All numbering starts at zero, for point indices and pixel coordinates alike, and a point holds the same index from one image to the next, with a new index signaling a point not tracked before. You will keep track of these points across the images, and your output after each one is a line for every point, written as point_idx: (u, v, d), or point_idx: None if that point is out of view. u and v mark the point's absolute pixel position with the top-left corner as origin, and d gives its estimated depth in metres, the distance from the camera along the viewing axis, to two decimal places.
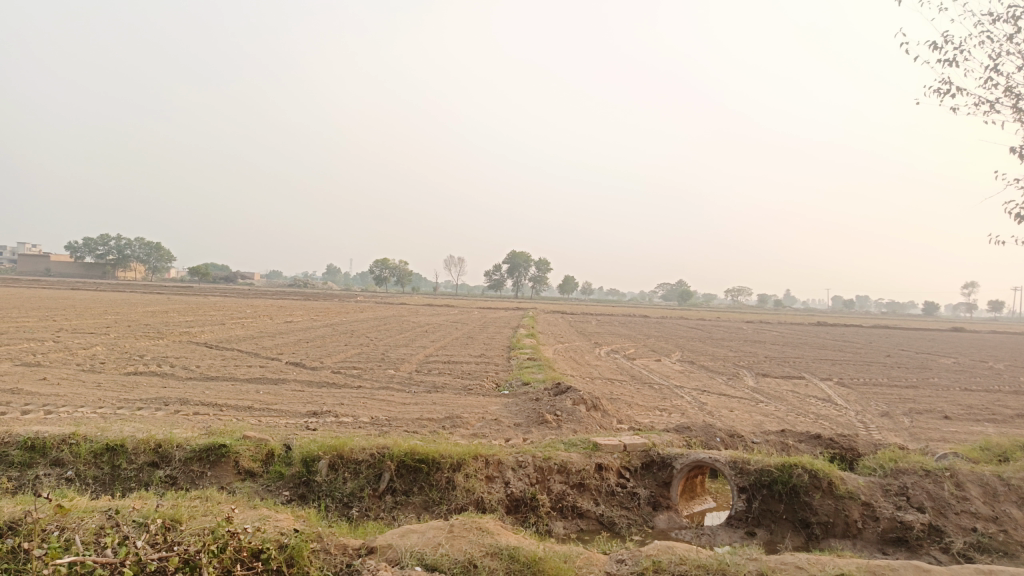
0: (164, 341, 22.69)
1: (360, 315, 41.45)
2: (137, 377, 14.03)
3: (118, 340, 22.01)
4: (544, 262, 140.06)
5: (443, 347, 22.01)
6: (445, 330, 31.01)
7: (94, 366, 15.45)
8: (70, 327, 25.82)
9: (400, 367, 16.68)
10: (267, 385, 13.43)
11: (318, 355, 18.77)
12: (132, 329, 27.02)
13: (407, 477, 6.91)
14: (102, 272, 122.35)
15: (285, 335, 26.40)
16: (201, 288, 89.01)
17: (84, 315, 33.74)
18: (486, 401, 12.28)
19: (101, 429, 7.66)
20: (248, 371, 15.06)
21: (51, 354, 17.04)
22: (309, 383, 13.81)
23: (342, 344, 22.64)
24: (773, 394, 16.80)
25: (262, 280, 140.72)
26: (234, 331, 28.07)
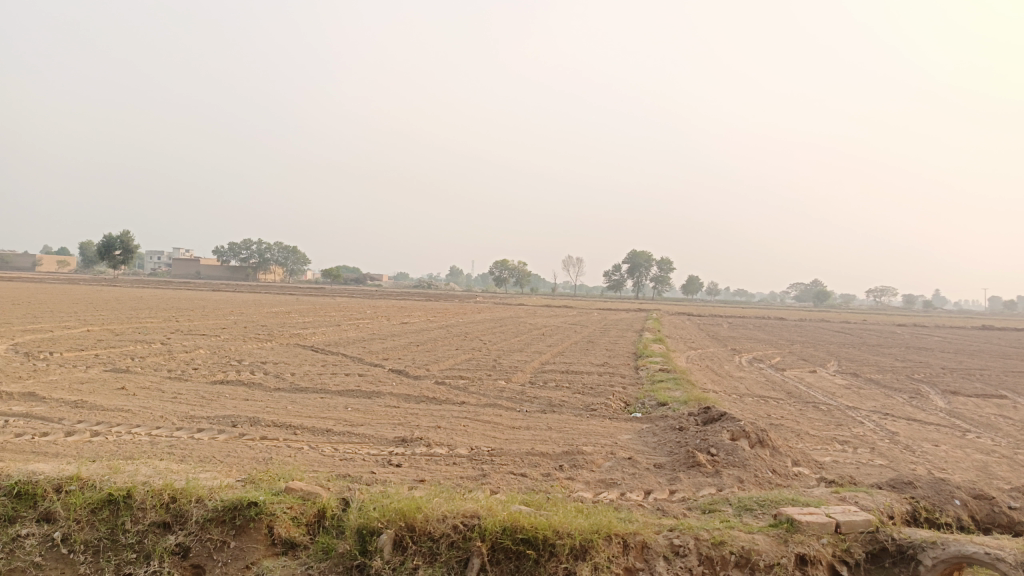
0: (271, 344, 21.65)
1: (475, 317, 39.76)
2: (222, 386, 12.61)
3: (225, 342, 21.12)
4: (666, 260, 134.92)
5: (561, 354, 19.62)
6: (563, 332, 28.65)
7: (183, 373, 14.22)
8: (183, 328, 25.47)
9: (512, 377, 14.51)
10: (358, 399, 11.56)
11: (423, 362, 16.87)
12: (246, 330, 26.47)
13: (506, 567, 4.62)
14: (243, 273, 129.46)
15: (394, 338, 24.93)
16: (328, 289, 92.03)
17: (207, 316, 34.00)
18: (615, 427, 9.80)
19: (113, 468, 5.82)
20: (343, 381, 13.31)
21: (149, 359, 16.05)
22: (406, 397, 11.84)
23: (452, 348, 20.74)
24: (979, 420, 13.26)
25: (387, 282, 144.21)
26: (344, 333, 26.95)
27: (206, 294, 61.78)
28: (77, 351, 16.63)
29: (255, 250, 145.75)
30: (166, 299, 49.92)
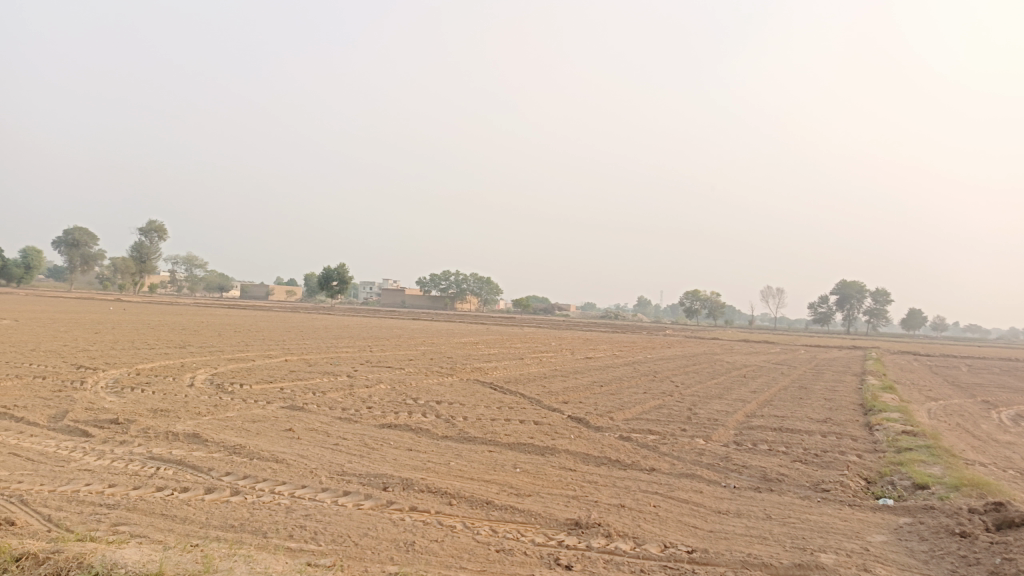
0: (452, 379, 20.83)
1: (665, 353, 36.95)
2: (388, 431, 11.58)
3: (405, 376, 20.57)
4: (883, 291, 121.49)
5: (770, 404, 16.73)
6: (769, 375, 25.35)
7: (354, 412, 13.44)
8: (373, 359, 25.65)
9: (713, 435, 12.14)
10: (529, 456, 9.89)
11: (607, 409, 14.89)
12: (430, 362, 26.14)
13: None
14: (440, 303, 135.46)
15: (579, 376, 23.19)
16: (518, 318, 93.23)
17: (399, 346, 34.57)
18: (861, 522, 7.29)
19: (207, 563, 4.60)
20: (516, 431, 11.75)
21: (327, 395, 15.62)
22: (585, 457, 9.98)
23: (640, 393, 18.53)
24: None
25: (576, 312, 143.79)
26: (528, 368, 25.74)
27: (402, 323, 64.63)
28: (265, 383, 16.69)
29: (453, 281, 152.76)
30: (368, 328, 52.62)
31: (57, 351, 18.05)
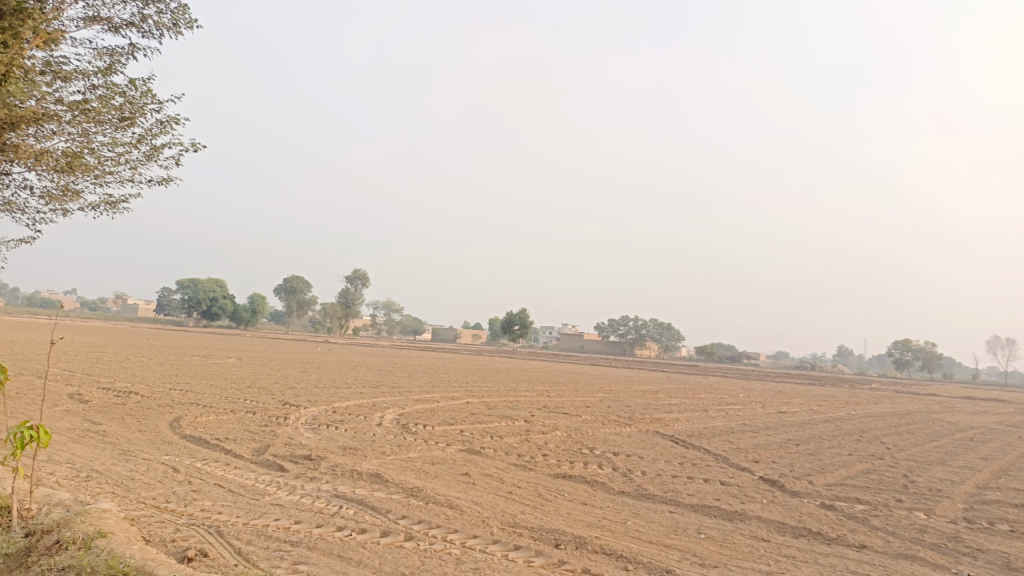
0: (631, 429, 20.07)
1: (871, 410, 33.32)
2: (562, 481, 11.21)
3: (583, 424, 20.14)
4: None
5: (1007, 475, 14.26)
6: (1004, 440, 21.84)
7: (530, 459, 13.22)
8: (552, 405, 25.51)
9: (936, 509, 10.44)
10: (714, 521, 9.03)
11: (804, 472, 13.43)
12: (610, 411, 25.50)
13: None
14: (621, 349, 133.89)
15: (770, 432, 21.41)
16: (702, 366, 89.53)
17: (579, 393, 34.27)
18: None
19: None
20: (699, 491, 10.86)
21: (505, 440, 15.57)
22: (779, 525, 8.93)
23: (843, 454, 16.60)
24: None
25: (767, 361, 135.58)
26: (714, 421, 24.26)
27: (582, 369, 64.47)
28: (446, 426, 17.02)
29: (635, 327, 150.67)
30: (549, 373, 52.96)
31: (267, 387, 19.73)
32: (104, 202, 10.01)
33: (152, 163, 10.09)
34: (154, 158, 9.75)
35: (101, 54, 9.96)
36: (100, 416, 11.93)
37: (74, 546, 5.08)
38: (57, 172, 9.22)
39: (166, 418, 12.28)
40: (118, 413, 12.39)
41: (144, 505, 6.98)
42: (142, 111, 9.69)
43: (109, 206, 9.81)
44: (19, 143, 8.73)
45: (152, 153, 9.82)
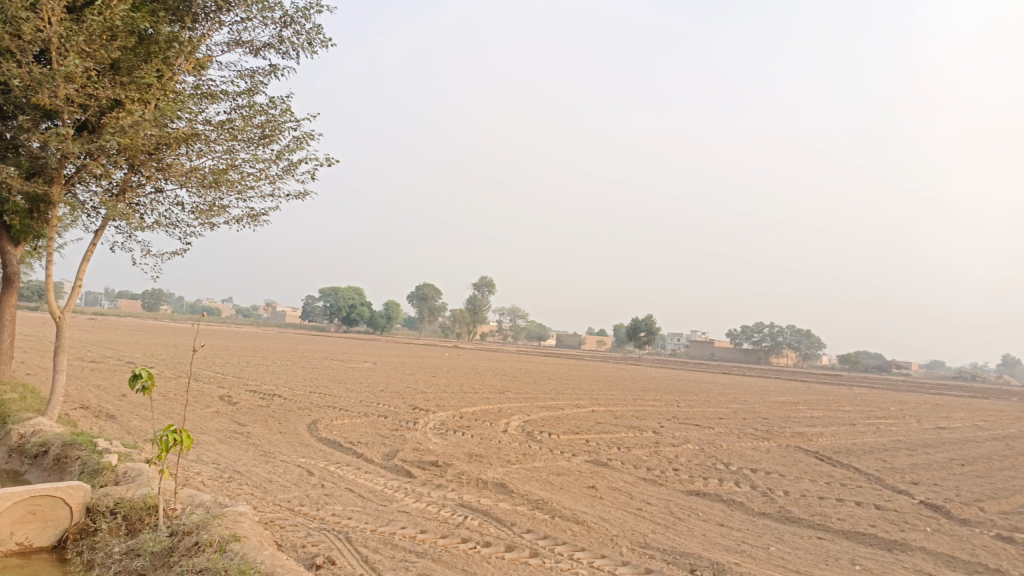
0: (769, 444, 18.88)
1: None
2: (696, 498, 10.58)
3: (716, 437, 19.17)
4: None
5: None
6: None
7: (661, 474, 12.63)
8: (682, 416, 24.57)
9: None
10: (870, 551, 8.16)
11: (973, 498, 12.00)
12: (745, 423, 24.20)
13: None
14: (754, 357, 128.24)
15: (928, 450, 19.48)
16: (846, 376, 84.07)
17: (710, 403, 32.90)
18: None
19: None
20: (850, 516, 9.90)
21: (634, 452, 15.02)
22: (948, 560, 7.94)
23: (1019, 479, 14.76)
24: None
25: (918, 371, 125.39)
26: (862, 437, 22.43)
27: (713, 377, 62.19)
28: (573, 435, 16.68)
29: (770, 333, 144.00)
30: (679, 381, 51.37)
31: (399, 392, 20.16)
32: (246, 216, 10.48)
33: (290, 177, 10.47)
34: (291, 173, 10.10)
35: (244, 76, 10.46)
36: (246, 418, 12.55)
37: (211, 548, 5.11)
38: (204, 188, 9.73)
39: (305, 420, 12.74)
40: (260, 415, 12.97)
41: (278, 507, 6.87)
42: (280, 128, 10.07)
43: (251, 220, 10.25)
44: (171, 162, 9.28)
45: (289, 168, 10.18)
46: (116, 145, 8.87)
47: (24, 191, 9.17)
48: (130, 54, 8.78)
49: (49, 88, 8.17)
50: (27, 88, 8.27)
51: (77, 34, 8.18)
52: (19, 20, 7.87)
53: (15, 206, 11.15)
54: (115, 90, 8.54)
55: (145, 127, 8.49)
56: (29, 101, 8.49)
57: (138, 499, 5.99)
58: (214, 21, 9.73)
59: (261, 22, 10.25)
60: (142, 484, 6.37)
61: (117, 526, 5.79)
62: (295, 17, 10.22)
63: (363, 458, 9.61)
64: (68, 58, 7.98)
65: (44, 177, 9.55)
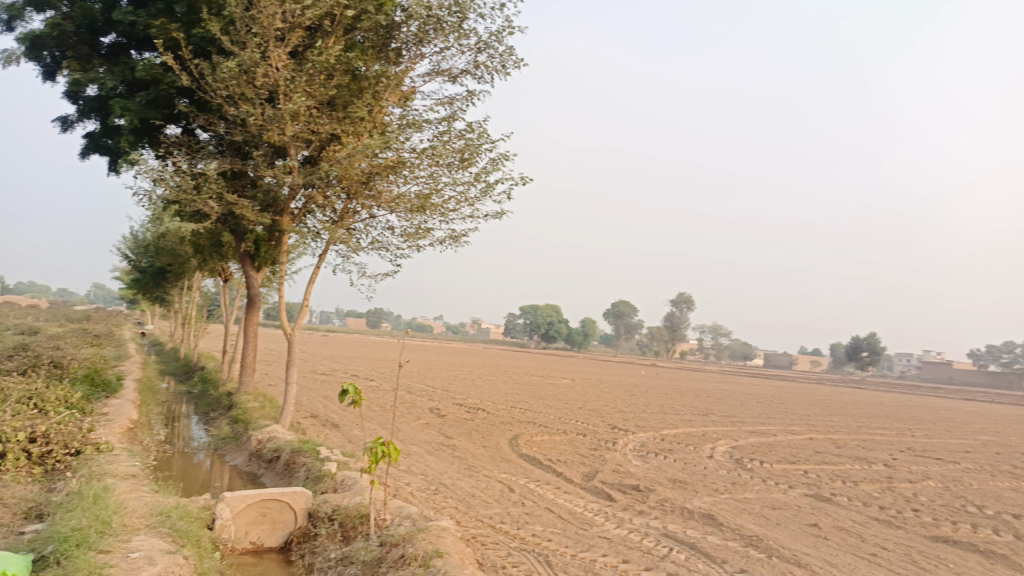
0: None
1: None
2: (943, 547, 9.10)
3: (964, 474, 16.63)
4: None
5: None
6: None
7: (897, 514, 11.09)
8: (918, 448, 21.72)
9: None
10: None
11: None
12: (999, 458, 20.84)
13: None
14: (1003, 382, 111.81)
15: None
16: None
17: (952, 433, 28.89)
18: None
19: None
20: None
21: (861, 487, 13.40)
22: None
23: None
24: None
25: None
26: None
27: (953, 404, 54.92)
28: (788, 464, 15.30)
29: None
30: (910, 408, 45.91)
31: (599, 410, 19.86)
32: (449, 237, 10.88)
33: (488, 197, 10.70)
34: (489, 193, 10.31)
35: (444, 103, 10.90)
36: (451, 431, 12.94)
37: (415, 562, 5.08)
38: (410, 212, 10.23)
39: (506, 436, 12.86)
40: (465, 428, 13.32)
41: (480, 523, 6.67)
42: (478, 149, 10.34)
43: (452, 240, 10.61)
44: (381, 188, 9.87)
45: (487, 188, 10.41)
46: (334, 176, 9.62)
47: (260, 221, 10.25)
48: (345, 91, 9.48)
49: (278, 126, 9.05)
50: (261, 129, 9.24)
51: (300, 77, 9.00)
52: (254, 69, 8.82)
53: (255, 235, 12.54)
54: (332, 124, 9.27)
55: (357, 157, 9.11)
56: (263, 141, 9.48)
57: (352, 507, 6.16)
58: (417, 53, 10.25)
59: (459, 50, 10.63)
60: (356, 493, 6.44)
61: (334, 532, 5.99)
62: (489, 41, 10.47)
63: (563, 478, 9.42)
64: (293, 99, 8.79)
65: (277, 209, 10.59)
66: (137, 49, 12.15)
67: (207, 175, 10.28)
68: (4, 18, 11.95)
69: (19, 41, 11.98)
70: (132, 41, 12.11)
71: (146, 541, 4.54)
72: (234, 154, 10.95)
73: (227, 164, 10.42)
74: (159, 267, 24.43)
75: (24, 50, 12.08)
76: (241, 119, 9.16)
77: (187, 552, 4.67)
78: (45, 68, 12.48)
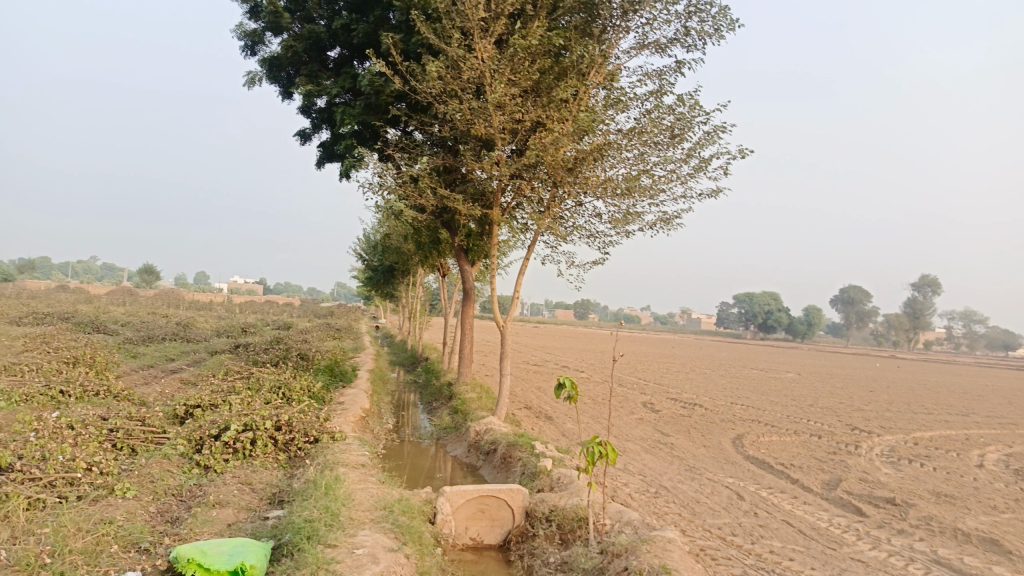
0: None
1: None
2: None
3: None
4: None
5: None
6: None
7: None
8: None
9: None
10: None
11: None
12: None
13: None
14: None
15: None
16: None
17: None
18: None
19: None
20: None
21: None
22: None
23: None
24: None
25: None
26: None
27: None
28: None
29: None
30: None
31: (833, 408, 17.95)
32: (661, 220, 10.28)
33: (704, 174, 9.93)
34: (705, 169, 9.54)
35: (653, 78, 10.28)
36: (668, 427, 12.29)
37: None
38: (620, 196, 9.79)
39: (729, 434, 11.93)
40: (684, 425, 12.59)
41: (709, 534, 6.07)
42: (691, 124, 9.60)
43: (666, 223, 9.99)
44: (589, 174, 9.53)
45: (702, 165, 9.64)
46: (541, 164, 9.44)
47: (471, 213, 10.39)
48: (549, 76, 9.23)
49: (485, 119, 9.05)
50: (469, 122, 9.30)
51: (505, 65, 8.90)
52: (460, 63, 8.87)
53: (467, 227, 12.83)
54: (538, 111, 9.08)
55: (564, 142, 8.82)
56: (471, 133, 9.56)
57: (570, 509, 5.84)
58: (622, 29, 9.74)
59: (667, 20, 9.94)
60: (574, 493, 6.12)
61: (552, 534, 5.73)
62: (700, 5, 9.66)
63: (800, 485, 8.44)
64: (498, 88, 8.71)
65: (486, 202, 10.66)
66: (357, 58, 12.90)
67: (422, 172, 10.64)
68: (248, 45, 13.29)
69: (261, 63, 13.26)
70: (353, 51, 12.88)
71: (371, 536, 4.58)
72: (446, 149, 11.21)
73: (438, 159, 10.70)
74: (387, 266, 26.26)
75: (265, 71, 13.35)
76: (450, 114, 9.27)
77: (409, 549, 4.63)
78: (283, 86, 13.71)
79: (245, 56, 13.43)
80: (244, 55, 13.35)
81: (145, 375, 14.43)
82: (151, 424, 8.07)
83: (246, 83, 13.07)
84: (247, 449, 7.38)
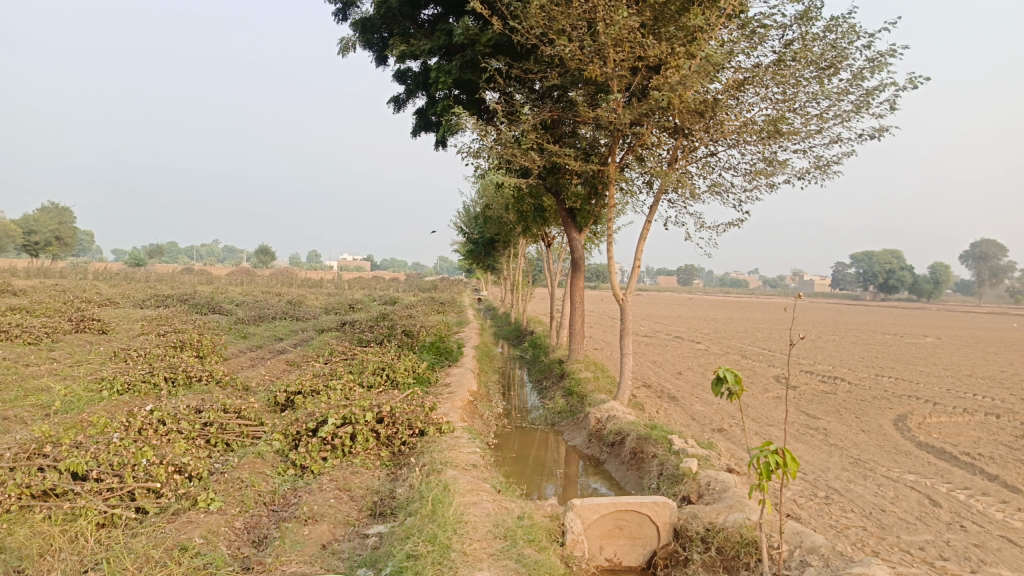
0: None
1: None
2: None
3: None
4: None
5: None
6: None
7: None
8: None
9: None
10: None
11: None
12: None
13: None
14: None
15: None
16: None
17: None
18: None
19: None
20: None
21: None
22: None
23: None
24: None
25: None
26: None
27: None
28: None
29: None
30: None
31: (998, 379, 15.67)
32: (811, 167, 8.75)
33: (866, 111, 8.34)
34: (871, 105, 7.95)
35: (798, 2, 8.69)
36: (814, 408, 10.77)
37: None
38: (762, 142, 8.33)
39: (888, 415, 10.28)
40: (831, 405, 11.01)
41: (913, 561, 4.74)
42: (851, 51, 7.98)
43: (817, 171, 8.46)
44: (724, 118, 8.12)
45: (866, 99, 8.03)
46: (665, 109, 8.11)
47: (583, 171, 9.20)
48: (674, 3, 7.86)
49: (599, 60, 7.81)
50: (580, 65, 8.08)
51: None
52: None
53: (577, 191, 11.64)
54: (661, 47, 7.73)
55: (694, 79, 7.47)
56: (583, 78, 8.35)
57: (733, 528, 4.65)
58: None
59: None
60: (735, 506, 4.93)
61: (712, 561, 4.55)
62: None
63: (1003, 484, 6.87)
64: (615, 21, 7.43)
65: (600, 159, 9.43)
66: (453, 15, 11.85)
67: (526, 129, 9.54)
68: (340, 8, 12.53)
69: (354, 27, 12.48)
70: (448, 7, 11.86)
71: None
72: (552, 103, 10.04)
73: (545, 113, 9.56)
74: (488, 238, 25.45)
75: (359, 36, 12.56)
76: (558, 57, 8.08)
77: None
78: (377, 51, 12.90)
79: (337, 20, 12.67)
80: (336, 20, 12.60)
81: (252, 358, 14.21)
82: (248, 417, 7.43)
83: (338, 50, 12.33)
84: (347, 446, 6.60)
